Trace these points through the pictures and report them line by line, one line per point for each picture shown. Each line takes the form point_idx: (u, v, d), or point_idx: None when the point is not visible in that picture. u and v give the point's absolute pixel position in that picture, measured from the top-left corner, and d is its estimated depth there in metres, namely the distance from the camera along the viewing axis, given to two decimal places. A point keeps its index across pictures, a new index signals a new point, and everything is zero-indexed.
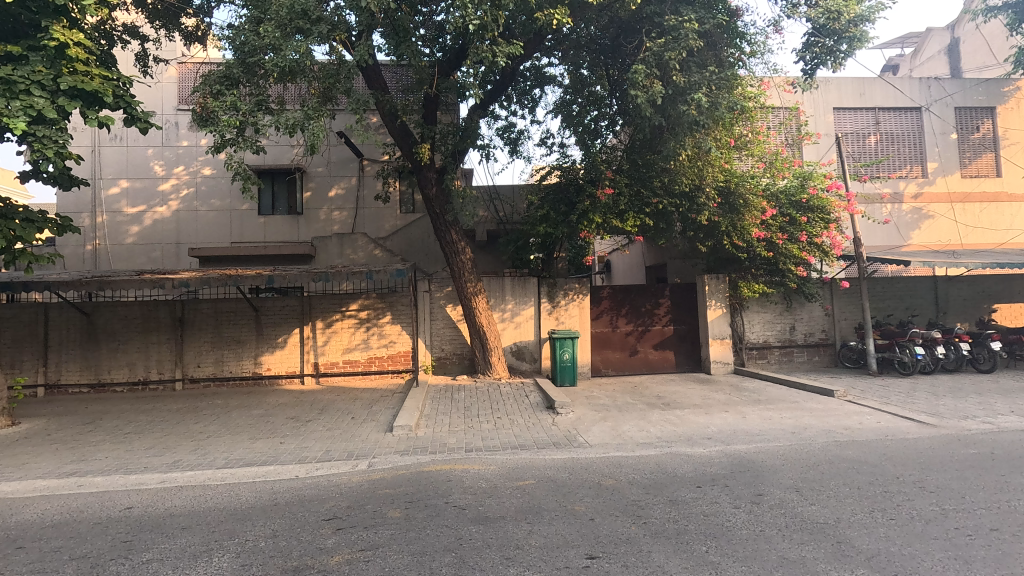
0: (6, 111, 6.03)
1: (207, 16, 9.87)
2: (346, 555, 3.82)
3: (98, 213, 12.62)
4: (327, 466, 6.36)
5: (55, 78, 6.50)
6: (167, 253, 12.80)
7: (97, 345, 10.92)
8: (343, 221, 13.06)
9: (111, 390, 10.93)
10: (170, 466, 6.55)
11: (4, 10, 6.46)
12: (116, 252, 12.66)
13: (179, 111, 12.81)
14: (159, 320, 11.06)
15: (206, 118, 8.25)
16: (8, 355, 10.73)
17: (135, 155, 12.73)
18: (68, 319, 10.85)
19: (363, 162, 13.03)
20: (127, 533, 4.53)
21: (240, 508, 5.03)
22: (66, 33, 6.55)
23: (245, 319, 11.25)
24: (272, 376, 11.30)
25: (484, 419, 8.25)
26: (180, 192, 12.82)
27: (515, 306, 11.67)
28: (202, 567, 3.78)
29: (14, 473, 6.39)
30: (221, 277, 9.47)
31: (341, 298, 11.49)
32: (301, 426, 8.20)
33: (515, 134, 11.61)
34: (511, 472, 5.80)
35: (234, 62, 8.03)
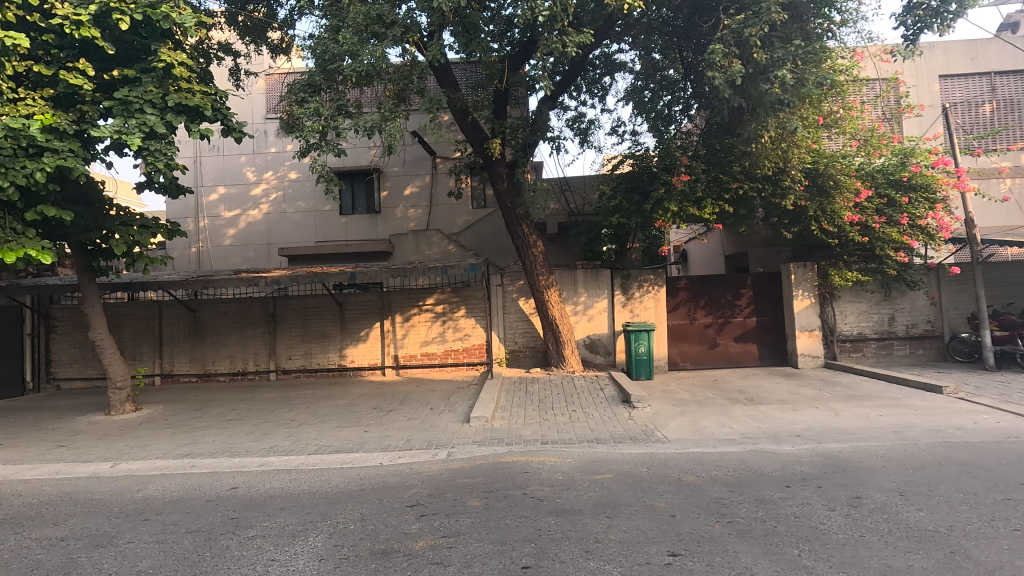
0: (125, 129, 6.69)
1: (290, 28, 10.46)
2: (430, 540, 3.97)
3: (200, 218, 13.76)
4: (408, 455, 6.61)
5: (164, 96, 7.15)
6: (260, 253, 13.76)
7: (203, 338, 11.94)
8: (418, 218, 13.47)
9: (215, 379, 11.94)
10: (268, 450, 7.07)
11: (121, 38, 7.12)
12: (216, 253, 13.77)
13: (267, 120, 13.70)
14: (255, 315, 11.92)
15: (291, 125, 8.73)
16: (129, 347, 11.96)
17: (231, 163, 13.76)
18: (178, 315, 11.94)
19: (435, 160, 13.35)
20: (234, 511, 4.94)
21: (331, 492, 5.34)
22: (171, 54, 7.16)
23: (330, 314, 11.89)
24: (355, 368, 11.90)
25: (558, 412, 8.24)
26: (270, 196, 13.73)
27: (588, 299, 11.53)
28: (300, 545, 4.05)
29: (138, 453, 7.15)
30: (308, 275, 10.06)
31: (418, 293, 11.88)
32: (383, 416, 8.59)
33: (585, 124, 11.46)
34: (587, 466, 5.77)
35: (315, 70, 8.44)
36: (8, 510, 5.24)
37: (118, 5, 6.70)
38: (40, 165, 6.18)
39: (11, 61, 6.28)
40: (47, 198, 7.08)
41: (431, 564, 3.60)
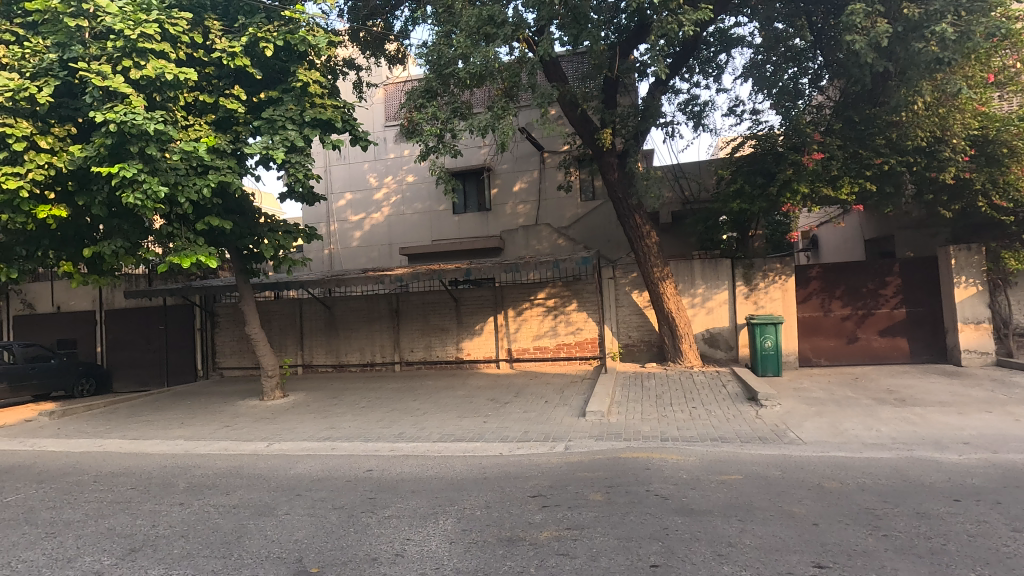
0: (271, 145, 7.50)
1: (406, 39, 11.05)
2: (555, 531, 4.01)
3: (331, 222, 15.04)
4: (527, 446, 6.73)
5: (301, 113, 7.89)
6: (383, 252, 14.74)
7: (336, 332, 13.06)
8: (528, 213, 13.64)
9: (348, 369, 13.02)
10: (397, 437, 7.57)
11: (267, 65, 7.98)
12: (345, 254, 14.97)
13: (387, 127, 14.63)
14: (381, 311, 12.80)
15: (412, 130, 9.24)
16: (278, 340, 13.43)
17: (356, 170, 14.88)
18: (315, 311, 13.14)
19: (544, 155, 13.45)
20: (371, 491, 5.35)
21: (458, 479, 5.60)
22: (307, 73, 7.90)
23: (448, 309, 12.45)
24: (472, 360, 12.36)
25: (678, 408, 7.92)
26: (390, 199, 14.65)
27: (707, 291, 10.95)
28: (432, 527, 4.30)
29: (288, 435, 8.02)
30: (427, 272, 10.58)
31: (530, 288, 12.03)
32: (500, 408, 8.83)
33: (699, 106, 10.88)
34: (713, 466, 5.48)
35: (431, 76, 8.84)
36: (192, 479, 6.13)
37: (264, 34, 7.50)
38: (206, 182, 7.11)
39: (183, 93, 7.24)
40: (212, 210, 8.12)
41: (558, 555, 3.63)
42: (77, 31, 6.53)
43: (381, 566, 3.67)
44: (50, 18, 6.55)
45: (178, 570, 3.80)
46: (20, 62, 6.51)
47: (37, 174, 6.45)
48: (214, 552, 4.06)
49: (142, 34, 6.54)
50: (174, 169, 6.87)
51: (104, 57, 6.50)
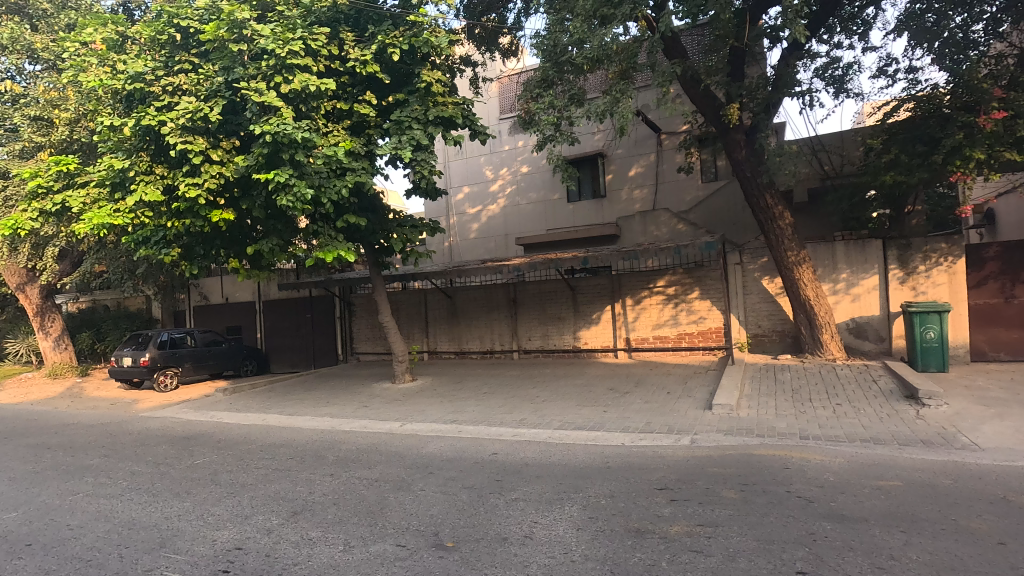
0: (400, 145, 7.97)
1: (520, 30, 11.17)
2: (686, 527, 3.86)
3: (451, 216, 15.71)
4: (650, 438, 6.54)
5: (425, 112, 8.32)
6: (499, 243, 15.12)
7: (458, 321, 13.67)
8: (645, 198, 13.22)
9: (469, 356, 13.58)
10: (518, 422, 7.77)
11: (394, 68, 8.48)
12: (464, 245, 15.58)
13: (501, 120, 14.92)
14: (499, 300, 13.17)
15: (529, 120, 9.36)
16: (406, 328, 14.37)
17: (473, 164, 15.38)
18: (438, 301, 13.84)
19: (662, 137, 12.92)
20: (497, 474, 5.54)
21: (581, 467, 5.60)
22: (430, 74, 8.31)
23: (564, 298, 12.48)
24: (589, 349, 12.29)
25: (818, 404, 7.26)
26: (506, 190, 14.96)
27: (852, 276, 9.87)
28: (558, 512, 4.34)
29: (418, 417, 8.57)
30: (544, 261, 10.66)
31: (648, 276, 11.68)
32: (620, 397, 8.69)
33: (841, 70, 9.75)
34: (863, 469, 4.95)
35: (547, 64, 8.83)
36: (339, 453, 6.78)
37: (392, 40, 7.97)
38: (345, 182, 7.78)
39: (324, 102, 7.92)
40: (349, 208, 8.86)
41: (691, 551, 3.49)
42: (238, 54, 7.36)
43: (511, 546, 3.79)
44: (217, 45, 7.44)
45: (332, 534, 4.22)
46: (195, 87, 7.49)
47: (211, 184, 7.44)
48: (361, 520, 4.46)
49: (290, 51, 7.22)
50: (318, 173, 7.58)
51: (260, 76, 7.30)
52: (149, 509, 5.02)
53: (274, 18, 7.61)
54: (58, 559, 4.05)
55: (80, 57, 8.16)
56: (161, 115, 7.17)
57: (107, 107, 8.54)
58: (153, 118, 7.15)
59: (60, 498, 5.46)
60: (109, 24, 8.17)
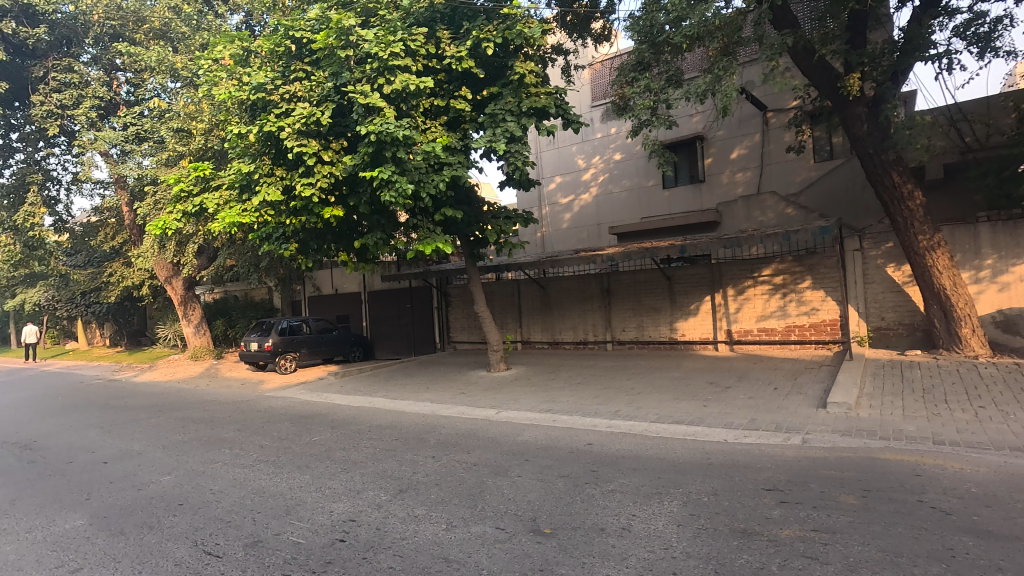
0: (494, 137, 8.12)
1: (612, 14, 10.88)
2: (798, 531, 3.62)
3: (543, 206, 15.75)
4: (756, 435, 6.19)
5: (518, 104, 8.41)
6: (592, 233, 14.92)
7: (551, 311, 13.72)
8: (748, 182, 12.43)
9: (562, 347, 13.60)
10: (614, 414, 7.67)
11: (488, 62, 8.63)
12: (556, 236, 15.56)
13: (594, 107, 14.68)
14: (592, 290, 13.04)
15: (623, 106, 9.15)
16: (500, 318, 14.66)
17: (565, 153, 15.29)
18: (531, 291, 13.97)
19: (768, 115, 12.06)
20: (593, 464, 5.53)
21: (680, 461, 5.44)
22: (523, 65, 8.37)
23: (661, 288, 12.10)
24: (687, 341, 11.84)
25: (955, 406, 6.48)
26: (598, 178, 14.72)
27: (1000, 262, 8.68)
28: (657, 507, 4.25)
29: (513, 405, 8.74)
30: (639, 250, 10.39)
31: (753, 264, 11.01)
32: (722, 392, 8.30)
33: (988, 26, 8.52)
34: (1013, 481, 4.36)
35: (643, 47, 8.56)
36: (440, 436, 7.09)
37: (486, 34, 8.09)
38: (442, 177, 8.07)
39: (423, 100, 8.25)
40: (446, 202, 9.17)
41: (804, 557, 3.28)
42: (345, 60, 7.84)
43: (609, 537, 3.77)
44: (327, 52, 7.95)
45: (435, 513, 4.43)
46: (308, 93, 8.09)
47: (323, 183, 8.02)
48: (462, 501, 4.64)
49: (391, 53, 7.57)
50: (418, 168, 7.92)
51: (365, 79, 7.72)
52: (276, 479, 5.57)
53: (377, 23, 8.00)
54: (204, 518, 4.61)
55: (213, 73, 9.09)
56: (281, 121, 7.83)
57: (235, 116, 9.45)
58: (273, 125, 7.83)
59: (204, 465, 6.21)
60: (235, 41, 9.01)
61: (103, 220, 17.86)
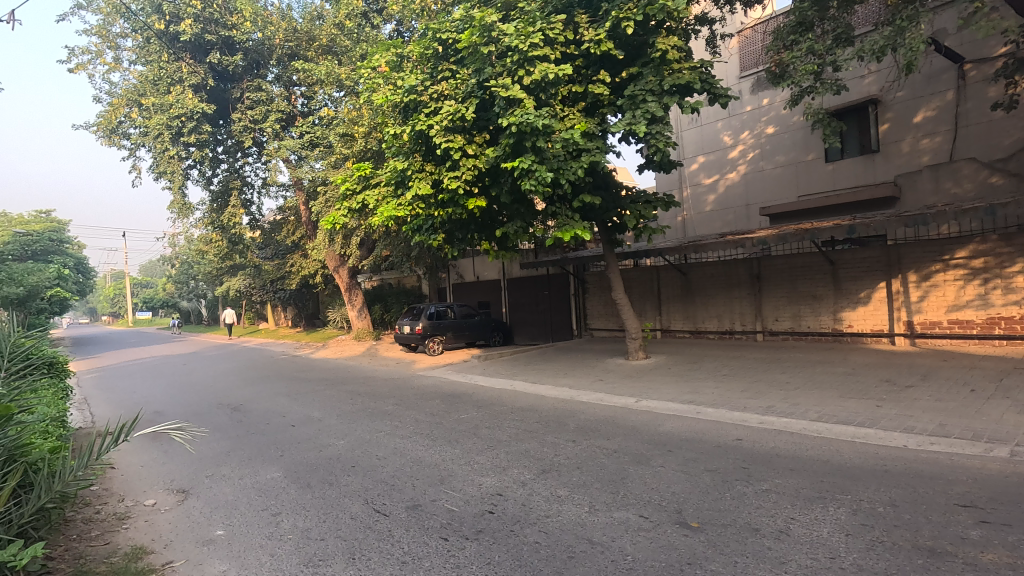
0: (633, 120, 7.91)
1: None
2: (1005, 557, 3.09)
3: (684, 188, 14.99)
4: (946, 443, 5.34)
5: (660, 82, 8.10)
6: (739, 215, 13.85)
7: (694, 298, 13.07)
8: (937, 149, 10.65)
9: (706, 336, 12.91)
10: (766, 409, 7.12)
11: (628, 42, 8.41)
12: (699, 219, 14.73)
13: (742, 78, 13.58)
14: (740, 277, 12.17)
15: (780, 73, 8.36)
16: (638, 305, 14.32)
17: (709, 131, 14.39)
18: (672, 278, 13.42)
19: (965, 68, 10.19)
20: (744, 460, 5.20)
21: (847, 466, 4.90)
22: (665, 41, 8.02)
23: (822, 274, 10.93)
24: (854, 333, 10.56)
25: None
26: (747, 156, 13.62)
27: None
28: (820, 512, 3.89)
29: (654, 394, 8.52)
30: (796, 232, 9.44)
31: (943, 245, 9.43)
32: (900, 391, 7.29)
33: None
34: None
35: (805, 4, 7.72)
36: (580, 422, 7.15)
37: (625, 13, 7.86)
38: (580, 164, 8.04)
39: (561, 88, 8.30)
40: (584, 188, 9.14)
41: None
42: (487, 56, 8.13)
43: (765, 539, 3.54)
44: (471, 50, 8.30)
45: (578, 495, 4.51)
46: (454, 91, 8.55)
47: (468, 175, 8.44)
48: (604, 486, 4.66)
49: (531, 44, 7.70)
50: (556, 156, 7.99)
51: (506, 72, 7.95)
52: (430, 451, 6.07)
53: (517, 15, 8.17)
54: (372, 481, 5.18)
55: (372, 80, 9.99)
56: (430, 120, 8.37)
57: (391, 119, 10.32)
58: (424, 124, 8.41)
59: (370, 434, 6.96)
60: (390, 49, 9.80)
61: (285, 217, 20.63)
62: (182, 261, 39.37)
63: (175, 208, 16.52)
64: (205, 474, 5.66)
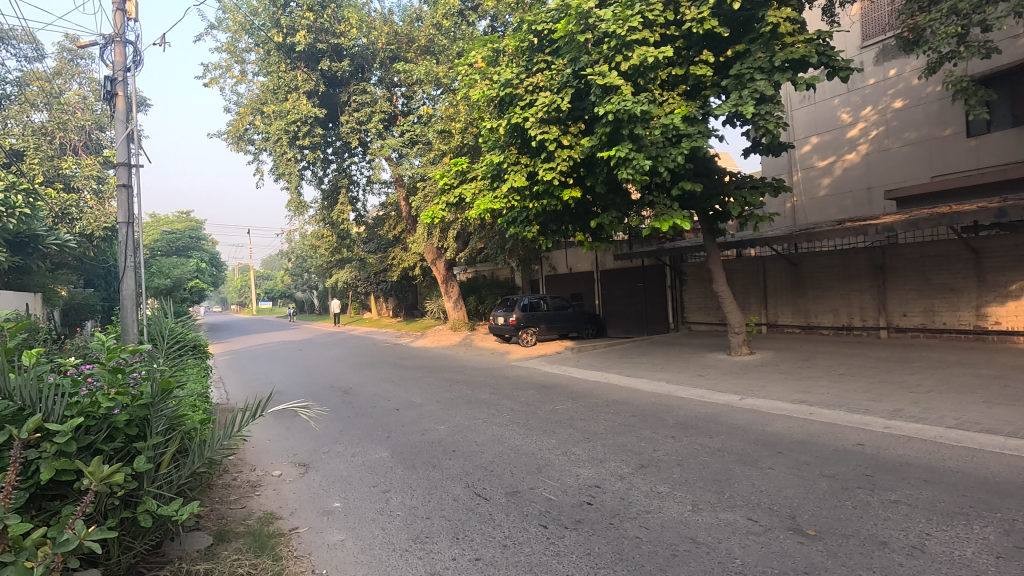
0: (740, 101, 7.46)
1: None
2: None
3: (795, 172, 13.92)
4: None
5: (770, 59, 7.58)
6: (859, 199, 12.62)
7: (805, 291, 12.14)
8: None
9: (819, 332, 11.95)
10: (891, 413, 6.47)
11: (734, 18, 7.94)
12: (811, 205, 13.62)
13: (864, 49, 12.34)
14: (860, 268, 11.12)
15: (914, 40, 7.50)
16: (741, 298, 13.54)
17: (823, 109, 13.24)
18: (780, 269, 12.55)
19: None
20: (867, 467, 4.76)
21: (995, 480, 4.33)
22: (777, 13, 7.47)
23: (961, 264, 9.71)
24: (1001, 332, 9.29)
25: None
26: (869, 134, 12.37)
27: None
28: (961, 529, 3.48)
29: (760, 392, 8.03)
30: (930, 217, 8.45)
31: None
32: None
33: None
34: None
35: None
36: (679, 418, 6.91)
37: None
38: (681, 150, 7.71)
39: (661, 71, 8.01)
40: (684, 175, 8.77)
41: None
42: (584, 44, 8.03)
43: (894, 554, 3.23)
44: (567, 40, 8.25)
45: (680, 493, 4.38)
46: (550, 82, 8.54)
47: (563, 167, 8.41)
48: (708, 485, 4.48)
49: (629, 29, 7.50)
50: (655, 143, 7.74)
51: (603, 59, 7.81)
52: (527, 440, 6.16)
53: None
54: (473, 465, 5.36)
55: (469, 76, 10.25)
56: (526, 112, 8.44)
57: (487, 113, 10.54)
58: (520, 116, 8.49)
59: (468, 420, 7.20)
60: (487, 44, 10.00)
61: (387, 213, 21.75)
62: (297, 256, 42.88)
63: (292, 206, 18.01)
64: (322, 450, 6.15)
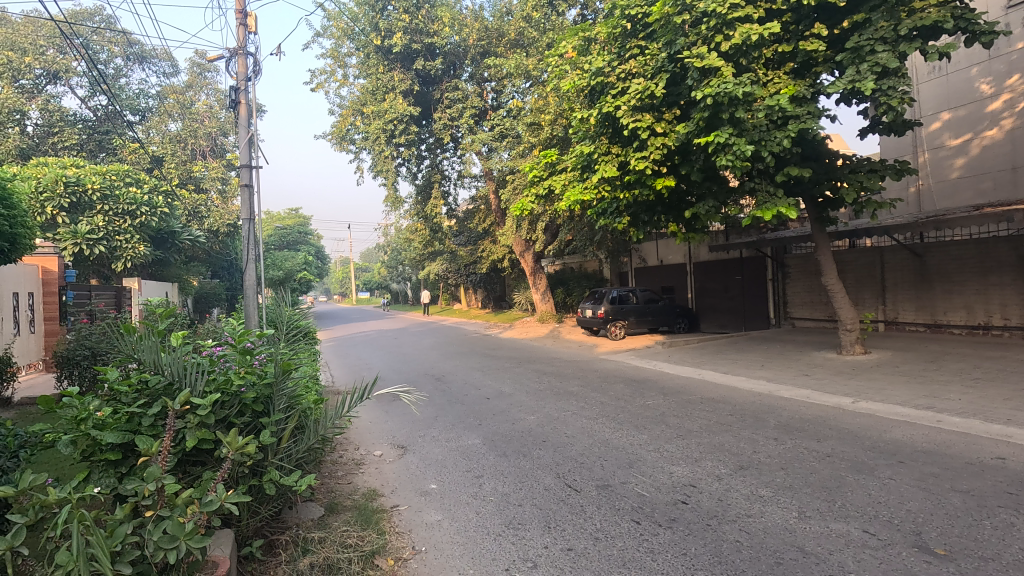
0: (858, 77, 6.82)
1: None
2: None
3: (921, 152, 12.54)
4: None
5: (895, 28, 6.84)
6: (1002, 181, 11.07)
7: (931, 286, 10.92)
8: None
9: (949, 332, 10.70)
10: None
11: None
12: (940, 189, 12.20)
13: (1010, 8, 10.79)
14: (1001, 260, 9.80)
15: None
16: (854, 293, 12.44)
17: (957, 81, 11.81)
18: (901, 261, 11.37)
19: None
20: (1010, 485, 4.21)
21: None
22: None
23: None
24: None
25: None
26: (1016, 106, 10.77)
27: None
28: None
29: (877, 395, 7.35)
30: None
31: None
32: None
33: None
34: None
35: None
36: (783, 419, 6.49)
37: None
38: (787, 133, 7.17)
39: (766, 48, 7.49)
40: (790, 160, 8.17)
41: None
42: (681, 26, 7.70)
43: None
44: (663, 23, 7.95)
45: (784, 498, 4.12)
46: (643, 68, 8.29)
47: (656, 155, 8.12)
48: (817, 493, 4.17)
49: (731, 6, 7.08)
50: (757, 127, 7.27)
51: (701, 40, 7.45)
52: (618, 434, 6.07)
53: None
54: (563, 456, 5.38)
55: (560, 67, 10.20)
56: (618, 101, 8.27)
57: (578, 103, 10.44)
58: (611, 105, 8.34)
59: (558, 412, 7.22)
60: (578, 34, 9.90)
61: (477, 206, 22.25)
62: (393, 249, 45.02)
63: (390, 202, 18.94)
64: (419, 434, 6.46)
